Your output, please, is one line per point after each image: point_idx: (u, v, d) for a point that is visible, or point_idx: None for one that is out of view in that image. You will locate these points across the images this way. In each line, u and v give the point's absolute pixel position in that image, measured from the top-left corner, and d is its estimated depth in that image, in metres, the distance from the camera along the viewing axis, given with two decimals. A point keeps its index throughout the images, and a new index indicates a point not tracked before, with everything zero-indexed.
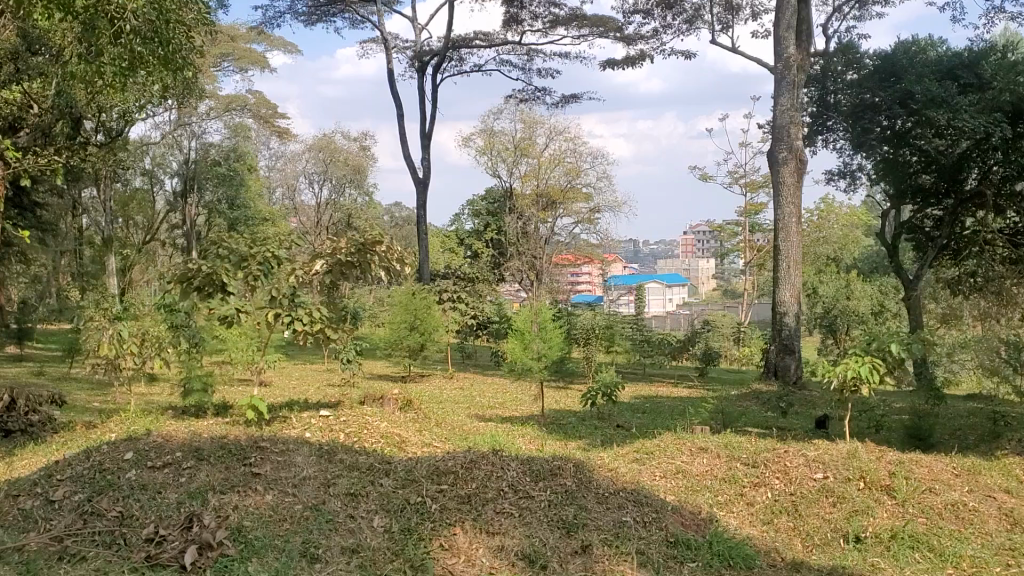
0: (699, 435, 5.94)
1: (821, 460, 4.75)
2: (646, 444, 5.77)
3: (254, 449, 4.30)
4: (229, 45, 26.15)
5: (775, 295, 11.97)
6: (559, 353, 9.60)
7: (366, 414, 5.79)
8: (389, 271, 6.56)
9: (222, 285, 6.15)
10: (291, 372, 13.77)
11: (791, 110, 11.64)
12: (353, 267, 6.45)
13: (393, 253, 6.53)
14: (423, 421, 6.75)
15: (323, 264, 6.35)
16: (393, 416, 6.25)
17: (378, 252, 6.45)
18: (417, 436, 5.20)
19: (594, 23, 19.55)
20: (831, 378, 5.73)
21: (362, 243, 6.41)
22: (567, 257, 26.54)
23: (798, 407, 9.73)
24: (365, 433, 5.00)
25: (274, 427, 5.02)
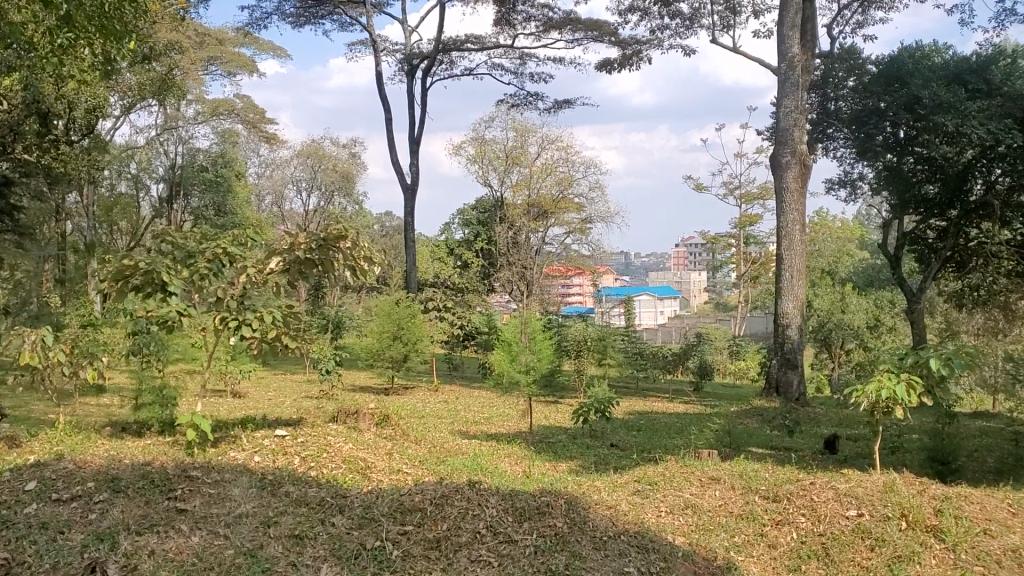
0: (707, 461, 5.35)
1: (853, 495, 4.16)
2: (645, 471, 5.16)
3: (182, 480, 3.75)
4: (217, 48, 25.56)
5: (778, 307, 11.40)
6: (549, 366, 9.00)
7: (332, 434, 5.17)
8: (356, 270, 6.10)
9: (164, 286, 5.50)
10: (270, 383, 13.12)
11: (796, 113, 11.08)
12: (314, 265, 5.98)
13: (359, 249, 6.09)
14: (399, 441, 6.13)
15: (278, 261, 5.87)
16: (368, 437, 5.64)
17: (340, 248, 5.97)
18: (386, 460, 4.61)
19: (588, 27, 19.03)
20: (861, 400, 5.12)
21: (322, 238, 5.93)
22: (558, 268, 25.81)
23: (803, 427, 9.16)
24: (326, 457, 4.42)
25: (223, 450, 4.43)
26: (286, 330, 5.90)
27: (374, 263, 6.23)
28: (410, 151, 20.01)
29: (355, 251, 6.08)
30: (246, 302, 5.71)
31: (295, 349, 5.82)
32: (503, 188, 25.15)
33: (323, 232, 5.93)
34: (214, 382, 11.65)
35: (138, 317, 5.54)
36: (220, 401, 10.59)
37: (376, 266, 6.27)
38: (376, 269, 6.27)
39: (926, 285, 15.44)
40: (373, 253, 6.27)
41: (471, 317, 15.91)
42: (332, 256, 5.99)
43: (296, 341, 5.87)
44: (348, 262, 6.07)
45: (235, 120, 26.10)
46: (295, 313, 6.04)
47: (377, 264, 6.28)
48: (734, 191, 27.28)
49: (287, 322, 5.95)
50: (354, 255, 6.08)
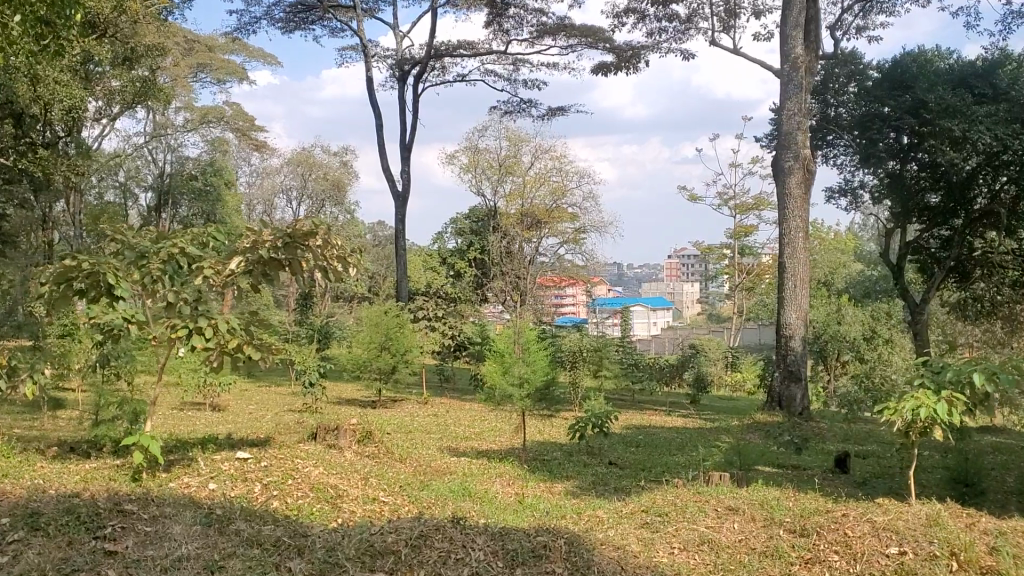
0: (720, 488, 4.91)
1: (893, 530, 3.79)
2: (652, 498, 4.72)
3: (114, 514, 3.45)
4: (207, 55, 25.13)
5: (780, 317, 10.97)
6: (545, 379, 8.54)
7: (303, 457, 4.78)
8: (328, 270, 5.48)
9: (111, 289, 5.01)
10: (253, 395, 12.67)
11: (799, 115, 10.68)
12: (279, 265, 5.41)
13: (330, 248, 5.46)
14: (383, 463, 5.70)
15: (238, 262, 5.29)
16: (348, 459, 5.25)
17: (309, 246, 5.37)
18: (361, 488, 4.24)
19: (582, 33, 18.66)
20: (894, 419, 4.69)
21: (290, 234, 5.31)
22: (552, 278, 25.42)
23: (809, 442, 8.77)
24: (291, 485, 4.07)
25: (178, 475, 4.08)
26: (251, 339, 5.35)
27: (351, 264, 5.63)
28: (401, 158, 19.59)
29: (327, 249, 5.47)
30: (204, 308, 5.23)
31: (259, 359, 5.30)
32: (496, 197, 24.77)
33: (290, 228, 5.31)
34: (193, 395, 11.17)
35: (86, 325, 5.05)
36: (198, 416, 10.11)
37: (353, 267, 5.65)
38: (354, 271, 5.65)
39: (929, 296, 15.03)
40: (350, 254, 5.70)
41: (462, 327, 15.48)
42: (304, 255, 5.39)
43: (261, 351, 5.32)
44: (320, 263, 5.48)
45: (225, 127, 25.67)
46: (264, 322, 5.49)
47: (355, 266, 5.67)
48: (729, 201, 26.95)
49: (253, 331, 5.42)
50: (325, 255, 5.47)
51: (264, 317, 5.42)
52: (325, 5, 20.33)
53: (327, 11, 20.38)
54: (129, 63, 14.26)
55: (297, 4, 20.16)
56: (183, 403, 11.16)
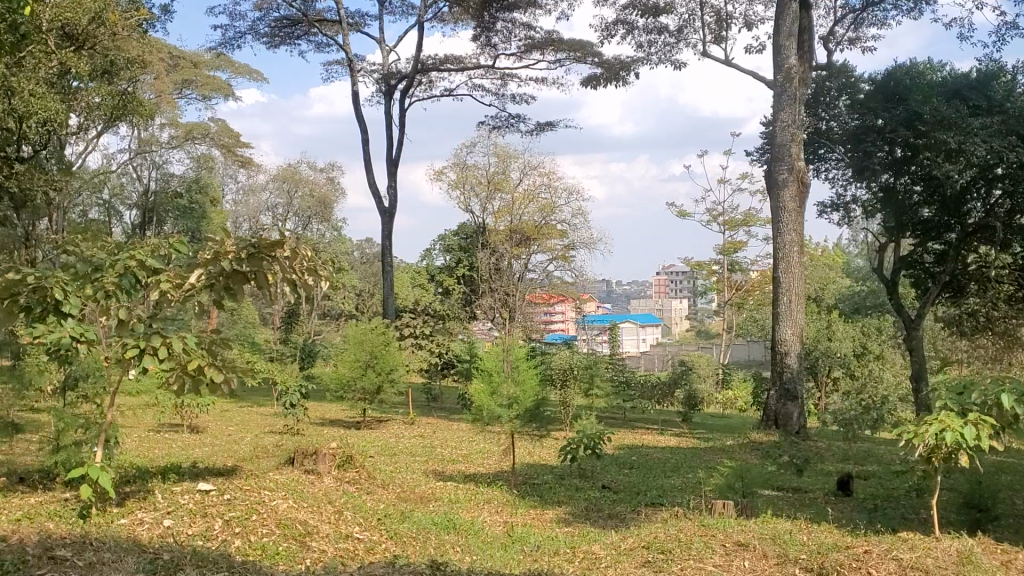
0: (724, 519, 4.63)
1: (922, 569, 3.60)
2: (652, 531, 4.40)
3: (46, 561, 3.19)
4: (192, 71, 24.82)
5: (774, 334, 10.71)
6: (536, 399, 8.25)
7: (271, 488, 4.66)
8: (297, 285, 5.09)
9: (60, 305, 4.65)
10: (234, 416, 12.32)
11: (792, 127, 10.48)
12: (243, 277, 5.00)
13: (301, 259, 5.07)
14: (364, 494, 5.44)
15: (198, 275, 4.90)
16: (328, 491, 5.06)
17: (276, 257, 4.97)
18: (333, 523, 4.11)
19: (570, 47, 18.49)
20: (915, 446, 4.35)
21: (254, 244, 4.91)
22: (541, 296, 25.00)
23: (808, 463, 8.51)
24: (256, 520, 3.95)
25: (133, 510, 3.91)
26: (213, 360, 5.00)
27: (320, 274, 5.20)
28: (387, 173, 19.32)
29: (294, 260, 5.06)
30: (161, 326, 4.90)
31: (222, 383, 4.96)
32: (485, 214, 24.52)
33: (255, 237, 4.92)
34: (171, 416, 10.81)
35: (34, 346, 4.68)
36: (175, 438, 9.75)
37: (322, 277, 5.22)
38: (322, 281, 5.22)
39: (924, 311, 14.80)
40: (322, 267, 5.31)
41: (450, 345, 15.18)
42: (269, 266, 4.98)
43: (223, 373, 4.96)
44: (288, 275, 5.07)
45: (209, 144, 25.37)
46: (227, 340, 5.13)
47: (325, 277, 5.24)
48: (718, 218, 26.80)
49: (216, 351, 5.06)
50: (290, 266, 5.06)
51: (227, 335, 5.06)
52: (311, 19, 20.08)
53: (313, 26, 20.14)
54: (109, 76, 13.93)
55: (283, 19, 19.91)
56: (160, 425, 10.79)
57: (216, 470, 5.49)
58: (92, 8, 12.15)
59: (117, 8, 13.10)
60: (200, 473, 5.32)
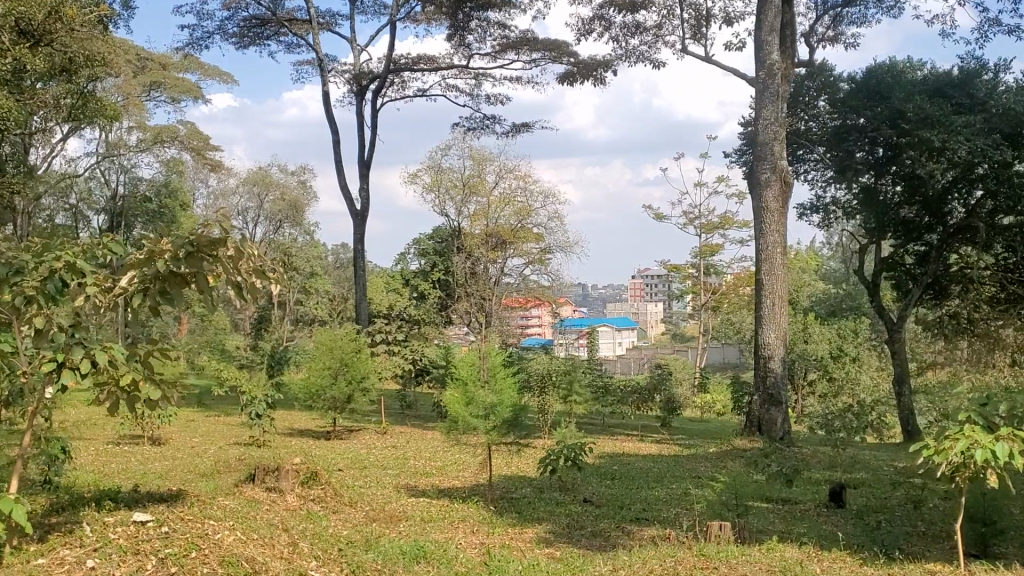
0: (722, 548, 4.28)
1: None
2: (645, 562, 4.03)
3: None
4: (160, 73, 24.20)
5: (758, 337, 10.39)
6: (515, 408, 7.86)
7: (215, 519, 4.40)
8: (240, 287, 4.52)
9: None
10: (198, 427, 11.82)
11: (775, 125, 10.19)
12: (180, 280, 4.45)
13: (245, 258, 4.52)
14: (326, 523, 5.08)
15: (129, 279, 4.38)
16: (283, 523, 4.72)
17: (218, 257, 4.40)
18: (285, 561, 3.81)
19: (546, 46, 18.15)
20: (934, 464, 3.90)
21: (193, 241, 4.32)
22: (517, 300, 24.65)
23: (798, 471, 8.22)
24: (197, 558, 3.63)
25: (53, 547, 3.56)
26: (146, 374, 4.51)
27: (270, 278, 4.66)
28: (360, 175, 18.88)
29: (241, 261, 4.51)
30: (85, 334, 4.27)
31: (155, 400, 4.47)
32: (459, 217, 24.11)
33: (194, 234, 4.34)
34: (132, 428, 10.33)
35: None
36: (134, 452, 9.26)
37: (271, 280, 4.65)
38: (273, 285, 4.66)
39: (906, 314, 14.60)
40: (272, 269, 4.76)
41: (424, 351, 14.78)
42: (211, 267, 4.40)
43: (156, 390, 4.46)
44: (232, 277, 4.52)
45: (178, 147, 24.80)
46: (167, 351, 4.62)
47: (276, 280, 4.70)
48: (694, 220, 26.56)
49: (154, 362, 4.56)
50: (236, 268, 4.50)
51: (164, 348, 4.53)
52: (280, 19, 19.60)
53: (282, 26, 19.67)
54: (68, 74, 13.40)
55: (252, 18, 19.44)
56: (119, 437, 10.30)
57: (162, 499, 5.07)
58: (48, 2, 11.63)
59: (74, 2, 12.61)
60: (143, 502, 4.90)
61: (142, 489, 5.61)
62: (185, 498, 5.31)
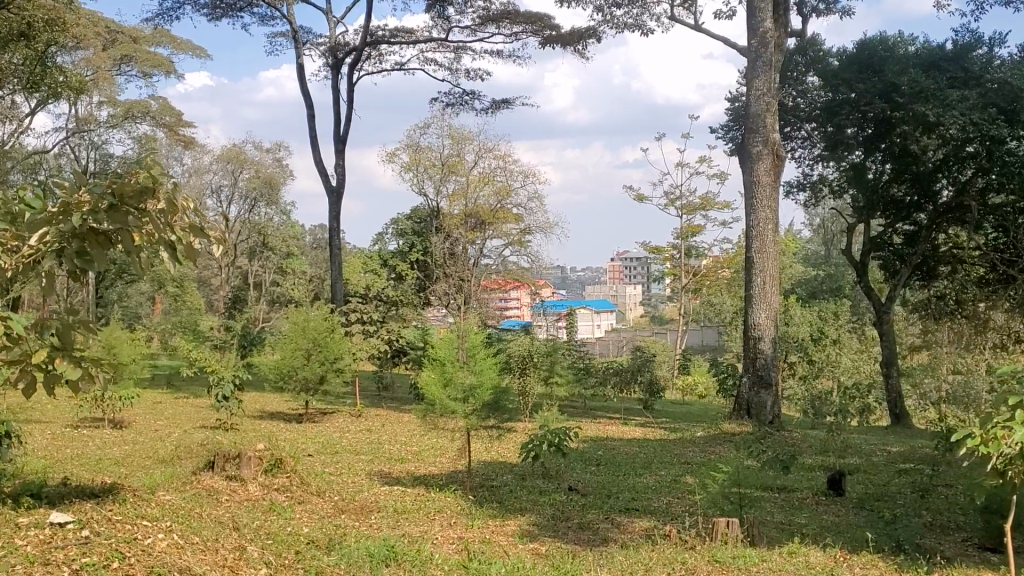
0: (723, 552, 3.88)
1: None
2: (643, 569, 3.60)
3: None
4: (131, 47, 23.25)
5: (748, 318, 10.01)
6: (497, 390, 7.43)
7: (149, 521, 3.99)
8: (172, 249, 3.77)
9: None
10: (164, 409, 11.31)
11: (767, 96, 9.79)
12: (102, 239, 3.68)
13: (178, 216, 3.79)
14: (290, 518, 4.65)
15: (42, 236, 3.66)
16: (236, 522, 4.29)
17: (146, 210, 3.67)
18: (223, 571, 3.38)
19: (527, 19, 17.65)
20: (969, 456, 3.52)
21: (115, 190, 3.60)
22: (496, 282, 24.24)
23: (790, 456, 7.86)
24: (120, 569, 3.19)
25: None
26: (65, 350, 3.92)
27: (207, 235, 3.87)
28: (335, 151, 18.33)
29: (174, 217, 3.80)
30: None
31: (79, 380, 3.86)
32: (438, 196, 23.59)
33: (116, 182, 3.62)
34: (92, 410, 9.82)
35: None
36: (93, 436, 8.76)
37: (211, 240, 3.89)
38: (214, 247, 3.90)
39: (895, 296, 14.31)
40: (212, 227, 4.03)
41: (401, 332, 14.32)
42: (137, 222, 3.61)
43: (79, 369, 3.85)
44: (164, 237, 3.76)
45: (150, 123, 24.10)
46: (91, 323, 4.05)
47: (216, 241, 3.92)
48: (676, 201, 26.15)
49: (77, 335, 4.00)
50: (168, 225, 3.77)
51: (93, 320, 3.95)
52: None
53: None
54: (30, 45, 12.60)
55: None
56: (79, 420, 9.78)
57: (104, 496, 4.61)
58: None
59: None
60: (79, 500, 4.44)
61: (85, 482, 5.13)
62: (128, 494, 4.85)
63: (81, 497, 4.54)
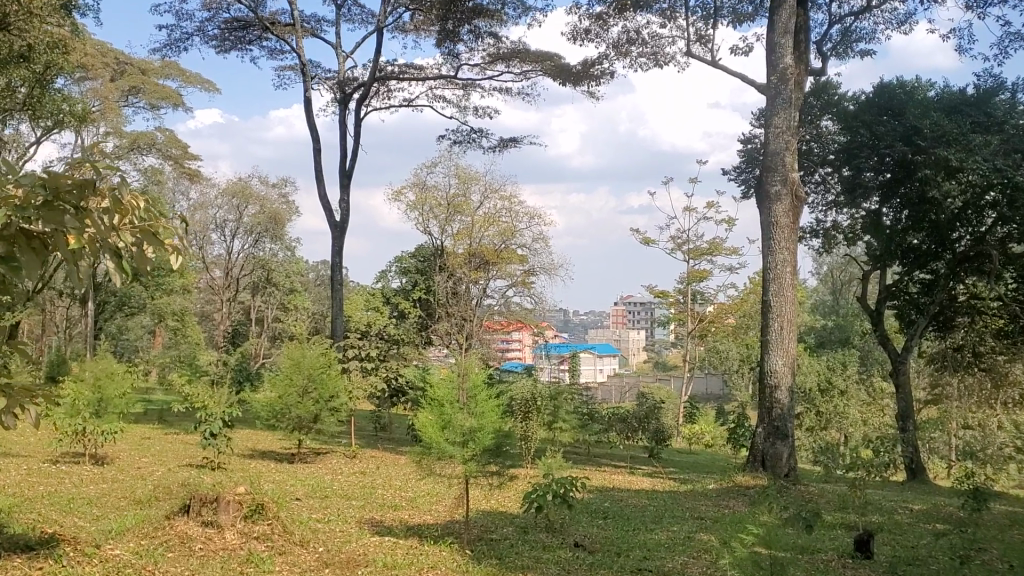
0: None
1: None
2: None
3: None
4: (140, 78, 23.03)
5: (763, 365, 9.55)
6: (500, 432, 6.95)
7: None
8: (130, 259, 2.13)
9: None
10: (152, 445, 10.84)
11: (787, 134, 9.47)
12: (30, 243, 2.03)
13: (136, 206, 2.18)
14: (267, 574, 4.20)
15: None
16: None
17: (89, 204, 2.05)
18: None
19: (538, 58, 17.43)
20: None
21: (43, 177, 1.98)
22: (498, 323, 23.81)
23: (810, 513, 7.38)
24: None
25: None
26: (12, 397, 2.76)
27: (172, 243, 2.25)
28: (340, 186, 18.03)
29: (124, 220, 2.16)
30: None
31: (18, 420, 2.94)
32: (443, 235, 23.26)
33: (47, 167, 1.99)
34: (73, 445, 9.34)
35: None
36: (72, 472, 8.30)
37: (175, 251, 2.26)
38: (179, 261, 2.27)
39: (911, 346, 13.89)
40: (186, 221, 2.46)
41: (400, 370, 13.86)
42: (81, 226, 1.99)
43: (12, 401, 2.87)
44: (109, 240, 2.12)
45: (156, 155, 23.90)
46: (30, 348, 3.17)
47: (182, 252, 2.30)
48: (683, 246, 25.79)
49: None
50: (114, 231, 2.12)
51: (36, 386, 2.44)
52: (264, 22, 18.71)
53: (266, 29, 18.77)
54: (37, 75, 12.33)
55: (233, 20, 18.55)
56: (59, 455, 9.30)
57: (46, 552, 4.19)
58: None
59: None
60: (15, 556, 4.02)
61: (49, 528, 4.71)
62: (74, 548, 4.43)
63: (19, 552, 4.11)
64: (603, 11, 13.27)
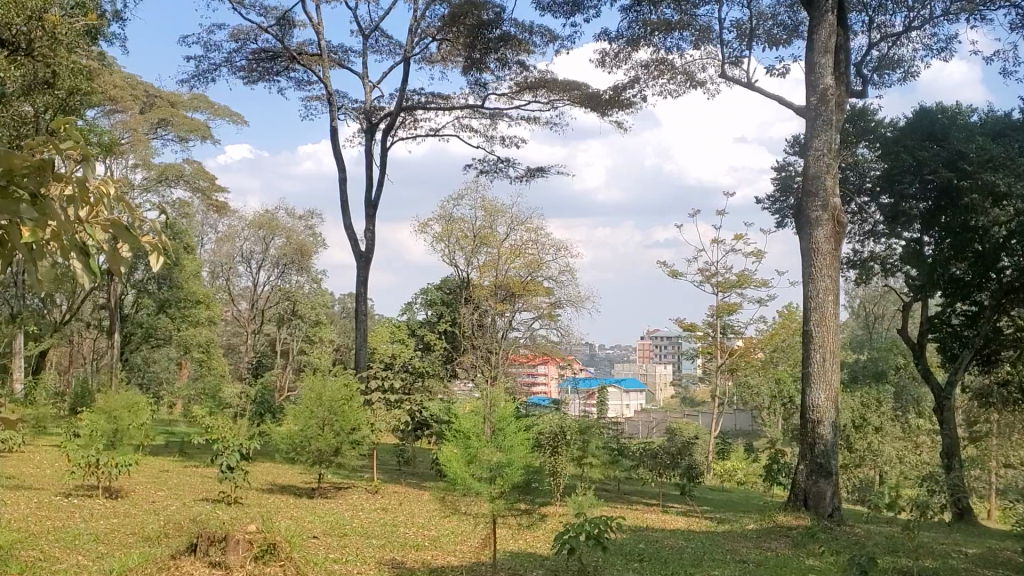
0: None
1: None
2: None
3: None
4: (169, 110, 23.05)
5: (804, 399, 9.09)
6: (530, 467, 6.60)
7: None
8: (103, 254, 1.77)
9: None
10: (168, 479, 10.50)
11: (827, 157, 9.10)
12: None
13: (110, 192, 1.82)
14: None
15: None
16: None
17: (51, 192, 1.69)
18: None
19: (567, 87, 17.20)
20: None
21: None
22: (523, 356, 23.43)
23: (862, 557, 6.91)
24: None
25: None
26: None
27: (151, 240, 1.90)
28: (366, 216, 17.81)
29: (93, 213, 1.78)
30: None
31: None
32: (469, 267, 22.98)
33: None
34: (86, 478, 9.02)
35: None
36: (83, 506, 7.99)
37: (152, 250, 1.83)
38: (157, 263, 1.85)
39: (956, 381, 13.31)
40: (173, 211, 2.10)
41: (424, 404, 13.49)
42: (40, 219, 1.63)
43: None
44: (79, 233, 1.75)
45: (184, 187, 23.87)
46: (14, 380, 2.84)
47: (164, 248, 1.96)
48: (712, 279, 25.35)
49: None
50: (79, 226, 1.74)
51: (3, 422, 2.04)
52: (292, 52, 18.65)
53: (292, 60, 18.71)
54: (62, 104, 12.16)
55: (261, 51, 18.50)
56: (71, 488, 8.99)
57: None
58: (28, 8, 10.47)
59: (62, 12, 11.37)
60: None
61: None
62: None
63: None
64: (634, 35, 12.99)
